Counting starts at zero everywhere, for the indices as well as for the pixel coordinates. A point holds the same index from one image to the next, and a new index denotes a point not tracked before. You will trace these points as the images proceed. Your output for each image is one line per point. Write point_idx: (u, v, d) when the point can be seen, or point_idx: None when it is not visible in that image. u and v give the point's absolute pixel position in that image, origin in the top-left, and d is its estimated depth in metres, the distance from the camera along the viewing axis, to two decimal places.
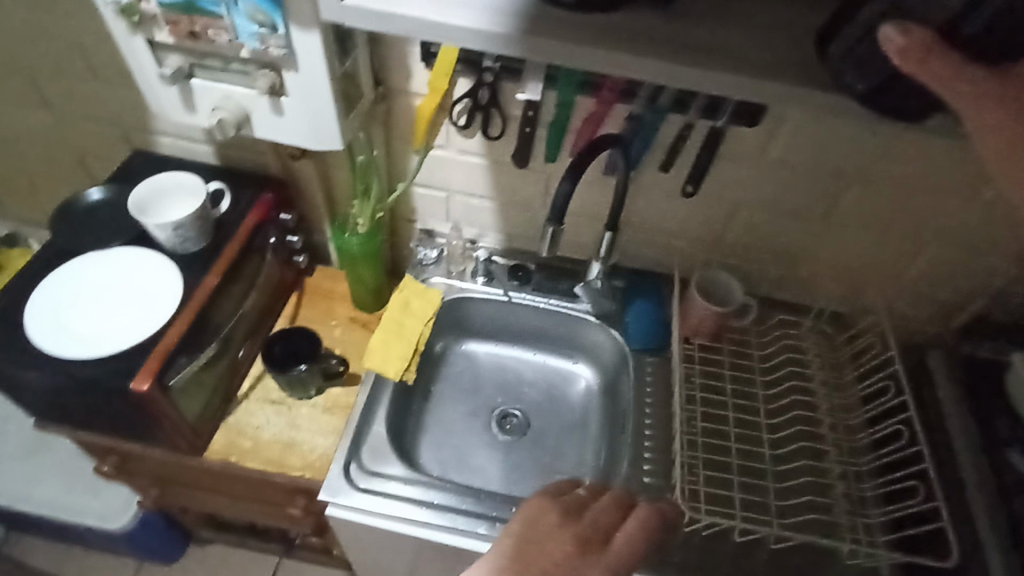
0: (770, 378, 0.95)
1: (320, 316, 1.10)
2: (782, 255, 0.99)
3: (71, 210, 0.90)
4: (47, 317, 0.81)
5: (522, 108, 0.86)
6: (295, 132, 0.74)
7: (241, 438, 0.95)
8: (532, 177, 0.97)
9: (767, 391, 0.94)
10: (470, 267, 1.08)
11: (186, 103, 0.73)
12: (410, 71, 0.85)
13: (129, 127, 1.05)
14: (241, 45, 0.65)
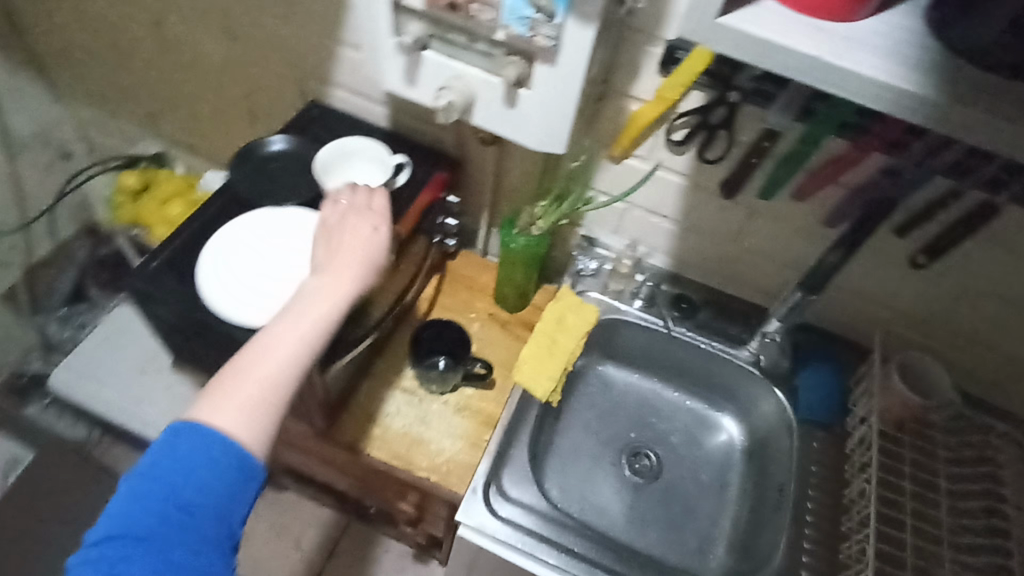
0: (958, 489, 0.84)
1: (460, 305, 1.04)
2: (1000, 351, 0.86)
3: (249, 156, 0.86)
4: (217, 273, 0.76)
5: (756, 137, 0.76)
6: (520, 127, 0.66)
7: (369, 423, 0.91)
8: (733, 209, 0.87)
9: (954, 503, 0.83)
10: (630, 289, 1.00)
11: (409, 75, 0.67)
12: (640, 72, 0.75)
13: (310, 73, 1.00)
14: (501, 27, 0.57)
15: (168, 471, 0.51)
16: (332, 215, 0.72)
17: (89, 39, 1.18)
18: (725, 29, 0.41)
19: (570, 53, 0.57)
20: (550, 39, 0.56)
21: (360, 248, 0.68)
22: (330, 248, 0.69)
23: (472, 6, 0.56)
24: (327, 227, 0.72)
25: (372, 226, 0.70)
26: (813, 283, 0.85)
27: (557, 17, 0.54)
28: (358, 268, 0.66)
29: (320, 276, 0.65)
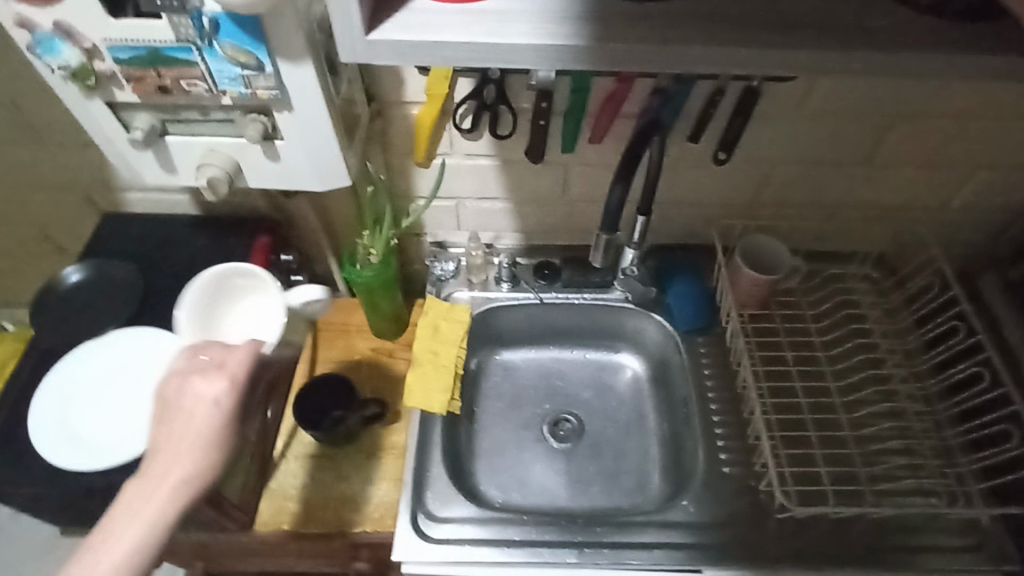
0: (829, 337, 0.91)
1: (339, 354, 1.02)
2: (821, 208, 0.94)
3: (53, 300, 0.81)
4: (59, 431, 0.72)
5: (533, 101, 0.77)
6: (296, 176, 0.65)
7: (289, 504, 0.89)
8: (548, 170, 0.89)
9: (829, 351, 0.90)
10: (493, 275, 1.01)
11: (165, 165, 0.64)
12: (403, 79, 0.75)
13: (91, 188, 0.94)
14: (222, 93, 0.55)
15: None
16: (168, 383, 0.59)
17: None
18: (379, 43, 0.41)
19: (299, 95, 0.56)
20: (271, 89, 0.55)
21: (196, 423, 0.56)
22: (169, 416, 0.57)
23: (181, 83, 0.54)
24: (166, 405, 0.57)
25: (210, 402, 0.57)
26: (607, 223, 0.80)
27: (266, 67, 0.52)
28: (196, 455, 0.55)
29: (168, 452, 0.55)
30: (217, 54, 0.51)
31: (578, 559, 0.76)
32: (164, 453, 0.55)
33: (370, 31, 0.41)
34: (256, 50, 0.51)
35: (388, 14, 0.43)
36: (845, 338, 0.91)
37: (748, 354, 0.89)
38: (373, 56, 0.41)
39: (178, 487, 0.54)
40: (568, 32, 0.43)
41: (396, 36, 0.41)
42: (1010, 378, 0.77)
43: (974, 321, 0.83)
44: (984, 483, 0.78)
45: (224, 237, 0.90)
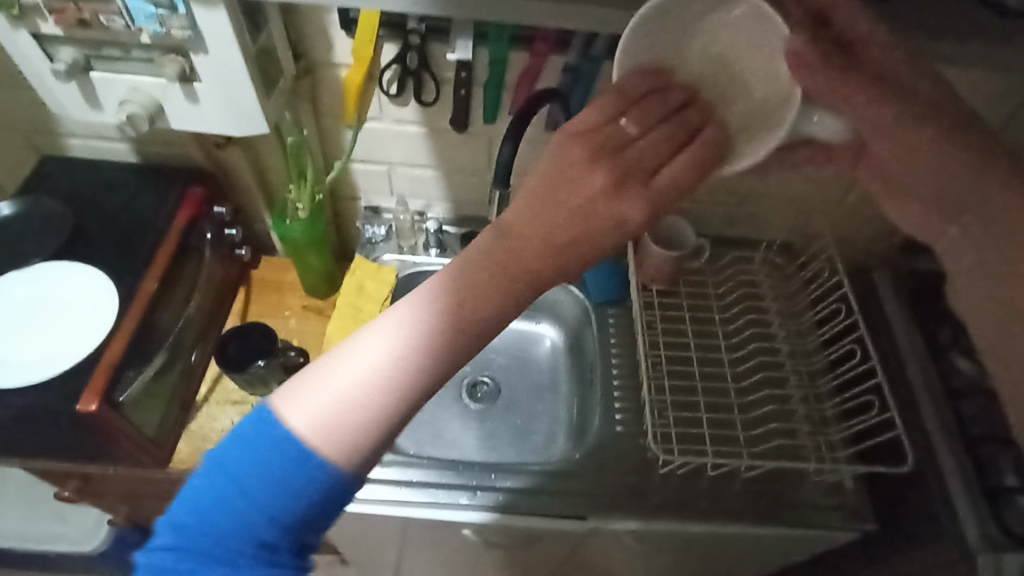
0: (727, 314, 0.97)
1: (270, 308, 1.05)
2: (730, 195, 1.00)
3: None
4: None
5: (454, 70, 0.83)
6: (214, 119, 0.69)
7: (207, 444, 0.92)
8: (474, 141, 0.94)
9: (726, 326, 0.96)
10: (422, 241, 1.05)
11: (89, 100, 0.68)
12: (331, 40, 0.80)
13: (32, 131, 0.96)
14: (140, 31, 0.60)
15: (239, 468, 0.42)
16: (582, 170, 0.47)
17: None
18: None
19: (211, 37, 0.60)
20: (185, 29, 0.59)
21: (591, 227, 0.46)
22: (586, 199, 0.46)
23: (100, 18, 0.59)
24: (607, 158, 0.47)
25: (619, 219, 0.46)
26: (500, 175, 0.76)
27: (179, 8, 0.57)
28: (539, 258, 0.47)
29: (507, 251, 0.47)
30: None
31: (470, 501, 0.83)
32: (544, 204, 0.47)
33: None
34: None
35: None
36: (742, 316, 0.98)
37: (651, 324, 0.95)
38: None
39: (512, 279, 0.47)
40: None
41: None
42: (877, 352, 0.84)
43: (853, 303, 0.91)
44: (850, 449, 0.84)
45: (158, 185, 0.94)
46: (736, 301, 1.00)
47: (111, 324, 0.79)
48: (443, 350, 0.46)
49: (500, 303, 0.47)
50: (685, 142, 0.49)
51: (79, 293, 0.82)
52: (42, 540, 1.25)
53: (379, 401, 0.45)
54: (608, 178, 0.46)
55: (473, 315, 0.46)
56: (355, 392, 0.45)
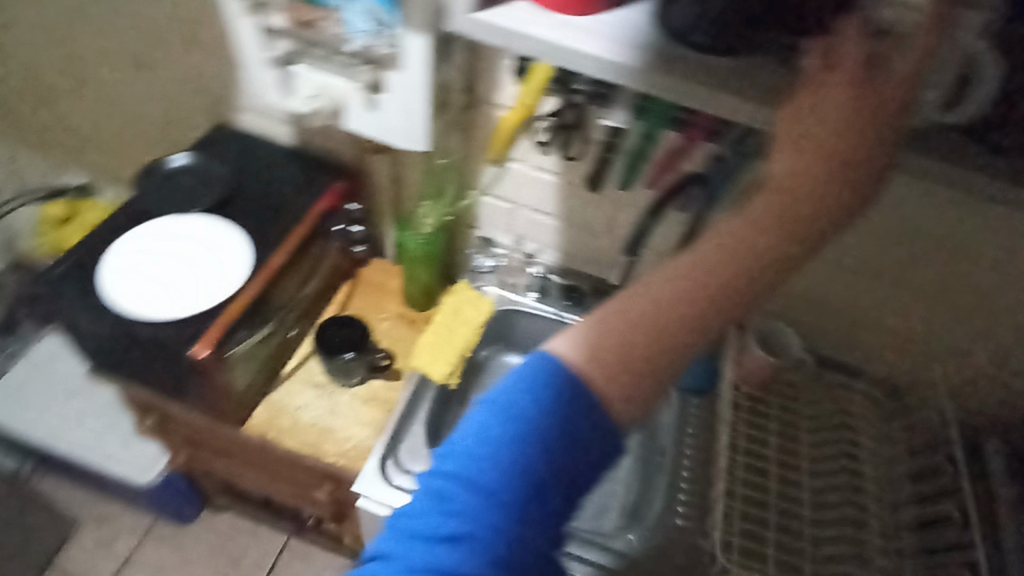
0: (816, 438, 0.93)
1: (369, 307, 1.10)
2: (844, 316, 0.98)
3: (155, 172, 0.94)
4: (134, 292, 0.83)
5: (604, 134, 0.86)
6: (385, 128, 0.75)
7: (281, 416, 0.97)
8: (601, 203, 0.97)
9: (812, 451, 0.92)
10: (524, 282, 1.09)
11: (284, 88, 0.75)
12: (500, 84, 0.85)
13: (216, 99, 1.08)
14: (350, 40, 0.68)
15: (489, 445, 0.47)
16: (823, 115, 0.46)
17: (11, 80, 1.25)
18: (479, 24, 0.50)
19: (409, 60, 0.66)
20: (389, 47, 0.66)
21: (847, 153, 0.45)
22: (837, 132, 0.45)
23: (322, 23, 0.67)
24: (858, 81, 0.46)
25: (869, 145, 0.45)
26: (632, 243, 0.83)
27: (390, 28, 0.64)
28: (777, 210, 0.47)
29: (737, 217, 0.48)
30: (356, 7, 0.64)
31: None
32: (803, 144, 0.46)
33: (472, 9, 0.50)
34: (387, 11, 0.63)
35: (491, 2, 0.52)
36: (832, 445, 0.92)
37: (734, 426, 0.92)
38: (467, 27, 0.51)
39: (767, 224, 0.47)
40: (632, 55, 0.49)
41: (489, 18, 0.50)
42: (978, 525, 0.76)
43: (961, 464, 0.82)
44: None
45: (308, 169, 1.01)
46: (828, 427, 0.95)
47: (237, 285, 0.86)
48: (702, 281, 0.48)
49: (769, 238, 0.47)
50: (935, 51, 0.46)
51: (219, 249, 0.88)
52: (103, 462, 1.30)
53: (625, 327, 0.49)
54: (847, 95, 0.46)
55: (730, 242, 0.48)
56: (606, 329, 0.49)
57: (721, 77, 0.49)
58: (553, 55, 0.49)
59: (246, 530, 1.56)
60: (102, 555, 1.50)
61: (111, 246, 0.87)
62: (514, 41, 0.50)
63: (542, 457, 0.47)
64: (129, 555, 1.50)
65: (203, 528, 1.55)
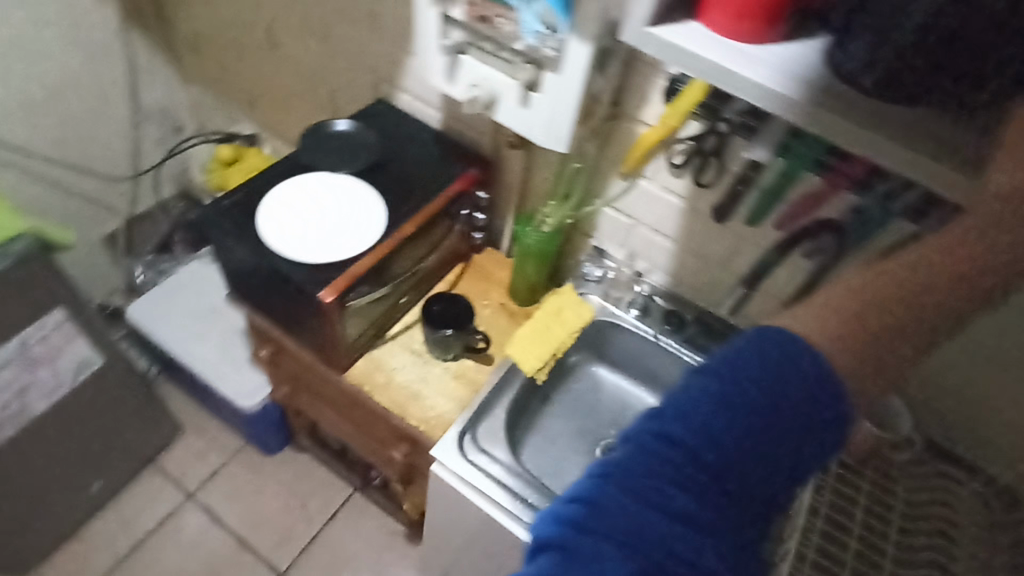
0: (907, 525, 0.87)
1: (475, 292, 1.16)
2: (966, 405, 0.91)
3: (320, 132, 1.03)
4: (279, 226, 0.91)
5: (742, 167, 0.86)
6: (532, 125, 0.79)
7: (377, 372, 1.05)
8: (723, 235, 0.96)
9: (900, 536, 0.86)
10: (628, 298, 1.09)
11: (448, 74, 0.82)
12: (647, 101, 0.87)
13: (382, 76, 1.18)
14: (519, 39, 0.72)
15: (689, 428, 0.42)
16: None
17: (216, 35, 1.43)
18: (653, 38, 0.53)
19: (570, 66, 0.70)
20: (554, 50, 0.70)
21: None
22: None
23: (497, 20, 0.71)
24: None
25: None
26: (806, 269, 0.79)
27: (560, 32, 0.68)
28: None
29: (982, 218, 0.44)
30: (530, 10, 0.67)
31: None
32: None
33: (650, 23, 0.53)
34: (559, 17, 0.66)
35: (669, 19, 0.54)
36: (924, 536, 0.86)
37: (818, 490, 0.88)
38: (641, 40, 0.53)
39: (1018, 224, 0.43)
40: (796, 88, 0.50)
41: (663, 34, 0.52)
42: None
43: None
44: None
45: (448, 152, 1.08)
46: (924, 517, 0.89)
47: (369, 245, 0.91)
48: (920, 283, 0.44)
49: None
50: None
51: (360, 210, 0.94)
52: (216, 378, 1.46)
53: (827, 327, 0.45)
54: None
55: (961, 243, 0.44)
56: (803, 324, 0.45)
57: (884, 126, 0.49)
58: (716, 77, 0.52)
59: (319, 474, 1.68)
60: (197, 462, 1.67)
61: (273, 186, 0.96)
62: (680, 56, 0.52)
63: (743, 409, 0.42)
64: (218, 468, 1.67)
65: (283, 462, 1.69)
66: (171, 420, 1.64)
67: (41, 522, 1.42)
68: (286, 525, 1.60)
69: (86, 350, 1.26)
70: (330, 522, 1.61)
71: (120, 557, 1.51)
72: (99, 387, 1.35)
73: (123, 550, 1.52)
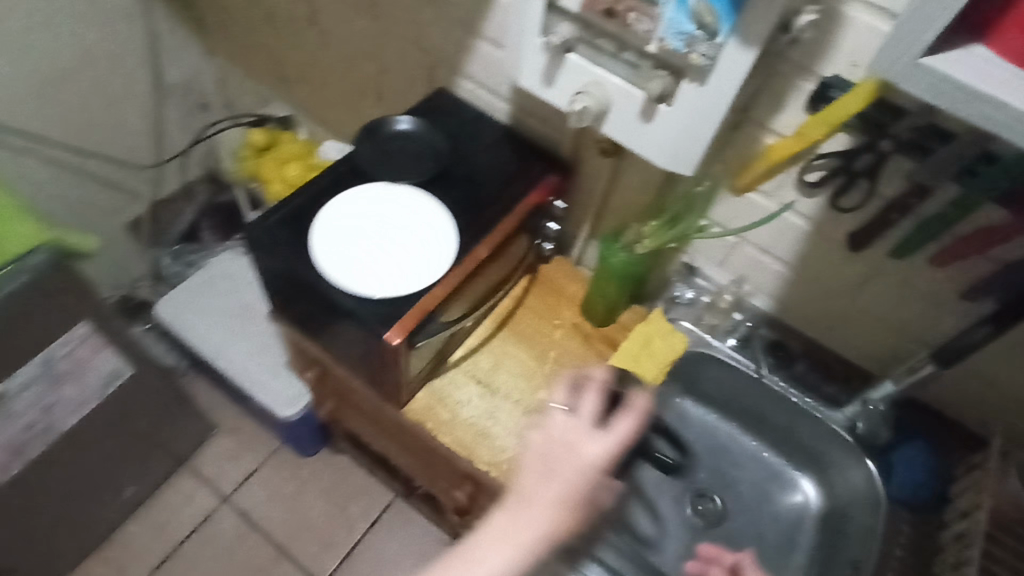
0: None
1: (546, 311, 1.04)
2: None
3: (379, 132, 0.88)
4: (335, 253, 0.78)
5: (899, 191, 0.70)
6: (650, 143, 0.65)
7: (440, 408, 0.93)
8: (854, 264, 0.81)
9: None
10: (725, 326, 0.96)
11: (546, 75, 0.66)
12: (784, 106, 0.72)
13: (440, 61, 1.03)
14: (655, 40, 0.55)
15: None
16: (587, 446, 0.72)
17: (246, 5, 1.27)
18: (926, 74, 0.43)
19: (722, 76, 0.55)
20: (706, 58, 0.54)
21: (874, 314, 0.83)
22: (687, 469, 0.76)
23: (629, 15, 0.55)
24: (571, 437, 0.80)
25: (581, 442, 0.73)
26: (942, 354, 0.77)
27: (719, 37, 0.52)
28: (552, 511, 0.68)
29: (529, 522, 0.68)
30: (684, 4, 0.52)
31: None
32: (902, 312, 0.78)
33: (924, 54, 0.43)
34: (724, 16, 0.51)
35: (949, 46, 0.44)
36: None
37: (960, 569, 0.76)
38: (907, 75, 0.43)
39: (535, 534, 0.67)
40: None
41: (944, 67, 0.42)
42: None
43: None
44: None
45: (521, 153, 0.93)
46: None
47: (438, 274, 0.78)
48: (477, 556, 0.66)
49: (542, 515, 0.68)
50: None
51: (425, 228, 0.81)
52: (252, 384, 1.36)
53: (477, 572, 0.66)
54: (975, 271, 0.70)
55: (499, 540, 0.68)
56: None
57: None
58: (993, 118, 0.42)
59: (358, 478, 1.60)
60: (231, 463, 1.59)
61: (326, 200, 0.82)
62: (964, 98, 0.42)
63: None
64: (253, 469, 1.59)
65: (322, 464, 1.61)
66: (205, 420, 1.55)
67: (72, 533, 1.35)
68: (325, 532, 1.52)
69: (115, 361, 1.16)
70: (372, 530, 1.54)
71: (156, 566, 1.45)
72: (129, 398, 1.26)
73: (158, 557, 1.46)
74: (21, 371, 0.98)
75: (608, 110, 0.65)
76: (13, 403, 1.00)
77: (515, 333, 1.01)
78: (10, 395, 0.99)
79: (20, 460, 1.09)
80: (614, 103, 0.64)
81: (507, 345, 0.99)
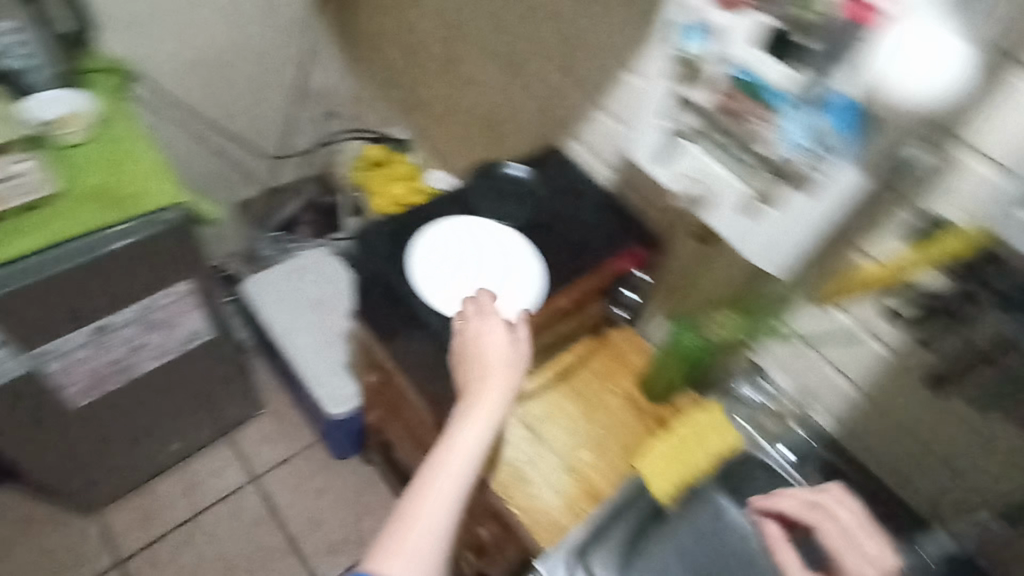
0: None
1: (604, 374, 1.04)
2: None
3: (492, 171, 0.96)
4: (431, 272, 0.85)
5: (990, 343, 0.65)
6: (746, 237, 0.68)
7: (485, 441, 0.96)
8: (929, 404, 0.79)
9: None
10: (780, 432, 0.96)
11: (661, 157, 0.71)
12: (881, 235, 0.75)
13: (558, 122, 1.11)
14: (773, 146, 0.60)
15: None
16: None
17: (392, 35, 1.39)
18: None
19: (834, 192, 0.59)
20: (817, 169, 0.59)
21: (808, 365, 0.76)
22: None
23: (754, 119, 0.61)
24: None
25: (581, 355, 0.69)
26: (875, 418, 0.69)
27: (838, 154, 0.57)
28: None
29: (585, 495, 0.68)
30: (808, 118, 0.57)
31: None
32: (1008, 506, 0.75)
33: None
34: (845, 136, 0.55)
35: None
36: None
37: None
38: None
39: None
40: None
41: None
42: None
43: None
44: None
45: (615, 219, 0.98)
46: None
47: (519, 316, 0.84)
48: None
49: None
50: None
51: (512, 270, 0.88)
52: (309, 375, 1.43)
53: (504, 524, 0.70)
54: None
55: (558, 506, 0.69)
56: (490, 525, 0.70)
57: None
58: None
59: (381, 492, 1.63)
60: (267, 446, 1.65)
61: (429, 223, 0.90)
62: None
63: None
64: (286, 458, 1.65)
65: (349, 469, 1.65)
66: (254, 398, 1.63)
67: (116, 472, 1.45)
68: (336, 537, 1.55)
69: (198, 322, 1.24)
70: None
71: (175, 525, 1.52)
72: (198, 360, 1.34)
73: (179, 516, 1.53)
74: (127, 308, 1.08)
75: (712, 193, 0.69)
76: (111, 335, 1.09)
77: (570, 390, 1.02)
78: (111, 327, 1.08)
79: (98, 390, 1.18)
80: (721, 195, 0.68)
81: (562, 400, 1.01)
